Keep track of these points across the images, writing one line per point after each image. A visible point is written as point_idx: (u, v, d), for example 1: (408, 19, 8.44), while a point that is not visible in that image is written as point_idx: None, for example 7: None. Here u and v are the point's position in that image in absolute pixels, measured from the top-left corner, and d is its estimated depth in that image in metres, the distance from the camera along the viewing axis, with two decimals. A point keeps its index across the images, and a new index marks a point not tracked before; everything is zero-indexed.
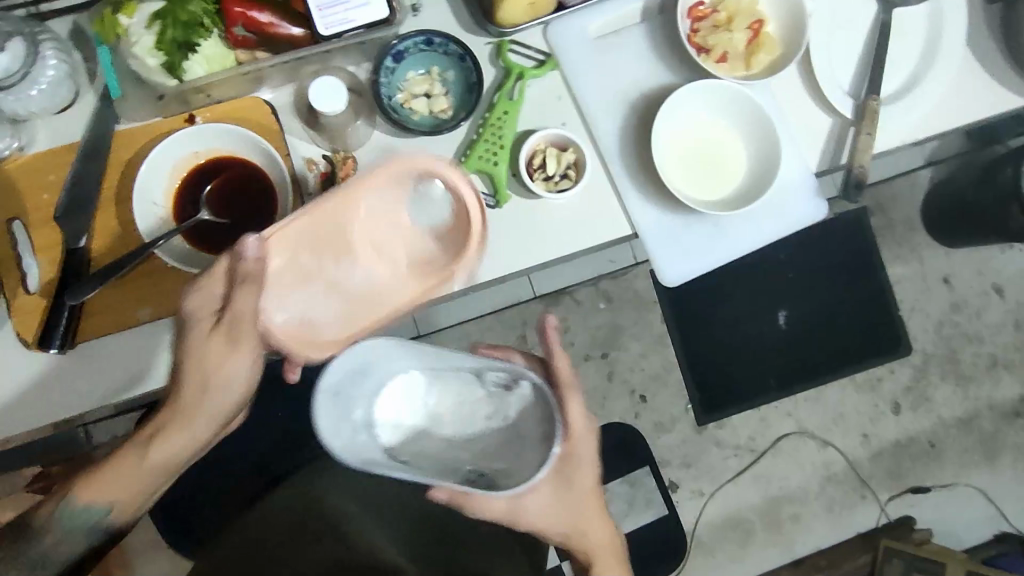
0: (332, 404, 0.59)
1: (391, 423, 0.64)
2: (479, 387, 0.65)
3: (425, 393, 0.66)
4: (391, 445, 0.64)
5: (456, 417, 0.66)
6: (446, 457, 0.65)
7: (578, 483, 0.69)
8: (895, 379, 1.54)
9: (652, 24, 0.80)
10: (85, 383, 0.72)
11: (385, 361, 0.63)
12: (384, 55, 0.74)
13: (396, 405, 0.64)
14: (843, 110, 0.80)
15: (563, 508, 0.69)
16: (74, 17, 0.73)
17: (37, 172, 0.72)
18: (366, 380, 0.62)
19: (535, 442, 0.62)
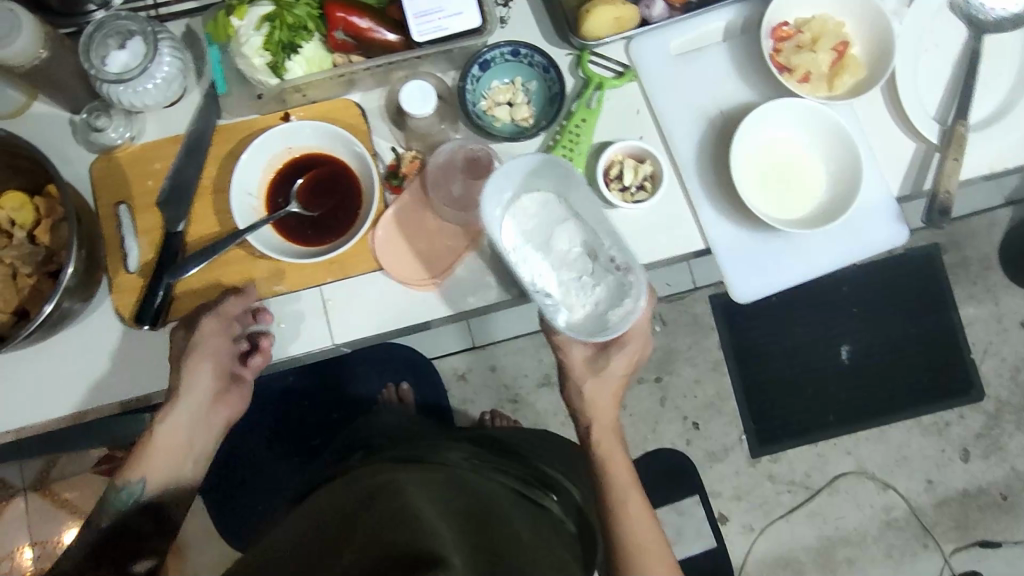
0: (504, 177, 0.67)
1: (520, 217, 0.70)
2: (599, 262, 0.70)
3: (552, 217, 0.70)
4: (505, 230, 0.69)
5: (562, 253, 0.70)
6: (541, 278, 0.70)
7: (613, 367, 0.77)
8: (965, 423, 1.47)
9: (733, 43, 0.81)
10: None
11: (545, 171, 0.69)
12: (471, 64, 0.77)
13: (526, 213, 0.70)
14: (929, 135, 0.79)
15: (592, 382, 0.77)
16: (188, 20, 0.79)
17: (145, 161, 0.77)
18: (528, 177, 0.69)
19: (598, 326, 0.69)
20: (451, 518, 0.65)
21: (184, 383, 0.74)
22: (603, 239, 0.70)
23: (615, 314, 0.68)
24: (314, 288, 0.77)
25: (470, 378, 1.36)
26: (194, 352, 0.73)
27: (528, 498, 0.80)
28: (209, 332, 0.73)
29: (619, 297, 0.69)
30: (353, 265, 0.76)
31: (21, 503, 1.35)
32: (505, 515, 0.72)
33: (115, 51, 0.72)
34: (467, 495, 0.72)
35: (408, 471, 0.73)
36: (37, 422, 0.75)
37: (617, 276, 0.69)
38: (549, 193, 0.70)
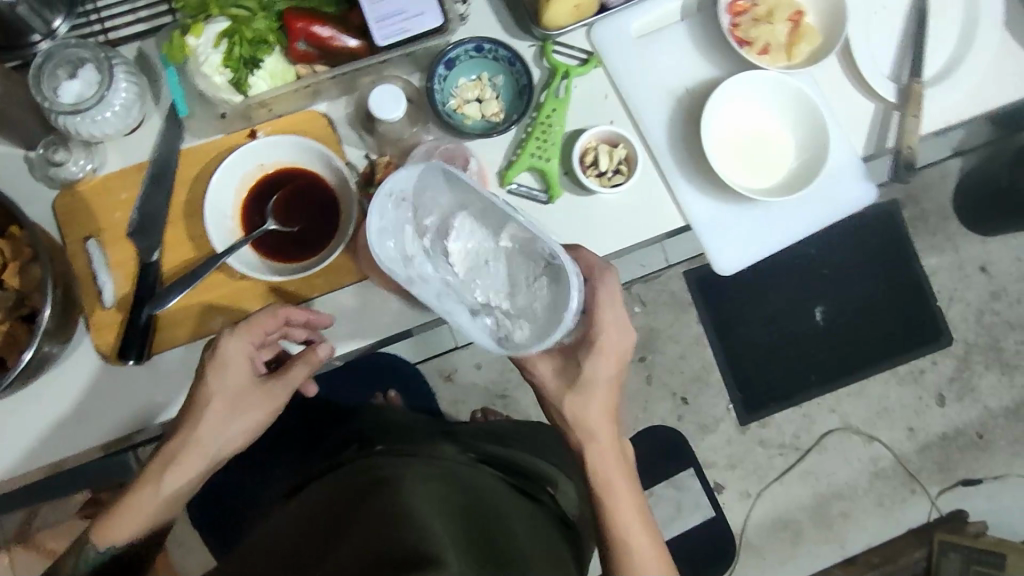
0: (394, 206, 0.66)
1: (436, 237, 0.67)
2: (531, 258, 0.66)
3: (467, 237, 0.67)
4: (422, 256, 0.67)
5: (487, 270, 0.67)
6: (478, 293, 0.67)
7: (593, 372, 0.71)
8: (938, 369, 1.52)
9: (692, 21, 0.82)
10: (164, 394, 0.74)
11: (434, 183, 0.66)
12: (436, 63, 0.76)
13: (437, 230, 0.67)
14: (887, 95, 0.82)
15: (570, 398, 0.72)
16: (140, 43, 0.76)
17: (109, 191, 0.75)
18: (421, 198, 0.67)
19: (547, 324, 0.64)
20: (450, 509, 0.65)
21: (215, 433, 0.68)
22: (521, 236, 0.66)
23: (557, 310, 0.64)
24: (301, 303, 0.76)
25: (457, 377, 1.36)
26: (256, 400, 0.69)
27: (524, 491, 0.81)
28: (280, 390, 0.70)
29: (560, 290, 0.64)
30: (337, 277, 0.76)
31: (7, 557, 1.31)
32: (503, 508, 0.72)
33: (66, 81, 0.69)
34: (466, 487, 0.72)
35: (403, 464, 0.72)
36: (26, 470, 0.73)
37: (550, 268, 0.65)
38: (453, 198, 0.67)
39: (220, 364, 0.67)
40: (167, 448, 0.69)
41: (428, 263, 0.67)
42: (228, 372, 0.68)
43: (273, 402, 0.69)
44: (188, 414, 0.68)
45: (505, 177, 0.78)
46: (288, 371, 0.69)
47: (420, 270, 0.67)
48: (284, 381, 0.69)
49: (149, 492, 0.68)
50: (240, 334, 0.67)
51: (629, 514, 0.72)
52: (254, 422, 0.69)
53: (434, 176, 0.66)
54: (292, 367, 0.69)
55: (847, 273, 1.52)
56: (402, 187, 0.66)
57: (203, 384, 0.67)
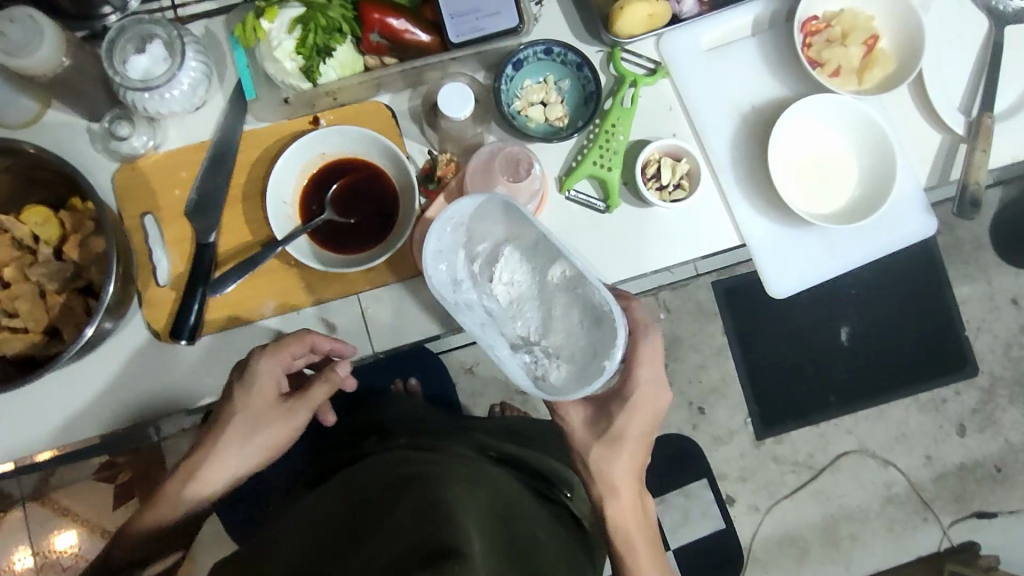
0: (450, 231, 0.67)
1: (487, 266, 0.68)
2: (583, 299, 0.66)
3: (522, 268, 0.67)
4: (470, 282, 0.68)
5: (532, 306, 0.67)
6: (520, 326, 0.67)
7: (628, 415, 0.73)
8: (961, 400, 1.51)
9: (763, 37, 0.81)
10: (208, 374, 0.74)
11: (496, 214, 0.67)
12: (505, 63, 0.75)
13: (490, 261, 0.68)
14: (956, 127, 0.80)
15: (599, 449, 0.74)
16: (207, 21, 0.75)
17: (170, 169, 0.75)
18: (478, 225, 0.67)
19: (586, 367, 0.65)
20: (481, 511, 0.63)
21: (227, 461, 0.69)
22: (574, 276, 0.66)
23: (596, 355, 0.65)
24: (351, 295, 0.76)
25: (478, 371, 1.36)
26: (271, 425, 0.69)
27: (543, 496, 0.80)
28: (297, 414, 0.70)
29: (608, 338, 0.65)
30: (391, 271, 0.75)
31: (20, 512, 1.32)
32: (526, 514, 0.70)
33: (134, 55, 0.69)
34: (494, 488, 0.70)
35: (433, 461, 0.71)
36: (66, 441, 0.73)
37: (601, 317, 0.65)
38: (509, 231, 0.68)
39: (244, 388, 0.67)
40: (188, 463, 0.69)
41: (477, 289, 0.68)
42: (254, 393, 0.68)
43: (293, 424, 0.70)
44: (200, 442, 0.69)
45: (565, 183, 0.77)
46: (305, 395, 0.69)
47: (468, 297, 0.68)
48: (305, 405, 0.69)
49: (170, 505, 0.69)
50: (265, 360, 0.67)
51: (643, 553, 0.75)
52: (274, 440, 0.70)
53: (494, 205, 0.66)
54: (313, 388, 0.69)
55: (879, 296, 1.51)
56: (458, 213, 0.66)
57: (229, 403, 0.68)
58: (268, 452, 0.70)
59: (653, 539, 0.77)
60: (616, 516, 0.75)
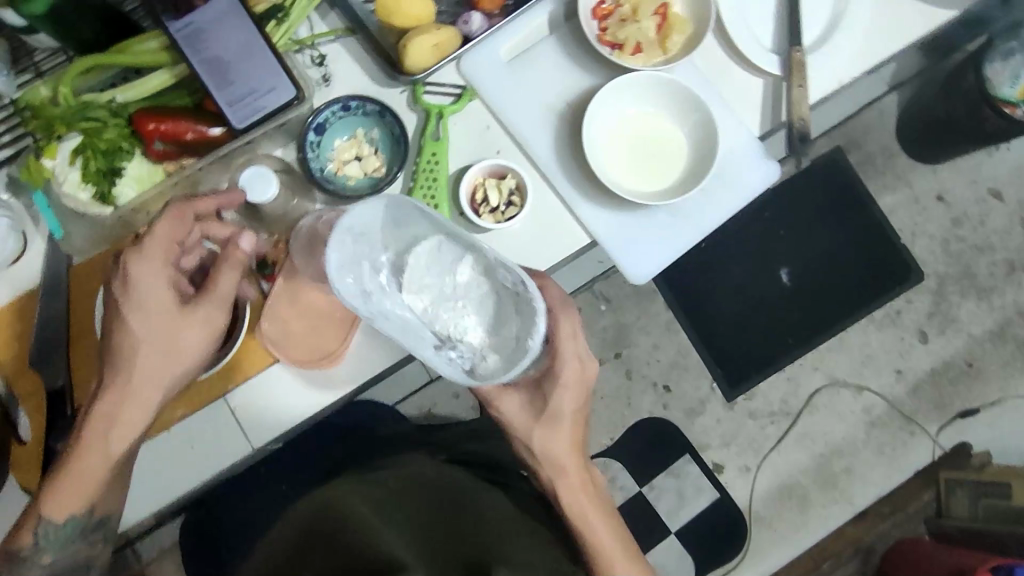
0: (351, 243, 0.66)
1: (400, 267, 0.66)
2: (499, 284, 0.66)
3: (437, 263, 0.66)
4: (385, 287, 0.66)
5: (454, 302, 0.65)
6: (444, 323, 0.65)
7: (558, 405, 0.71)
8: (914, 307, 1.50)
9: (560, 33, 0.81)
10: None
11: (401, 219, 0.68)
12: (305, 131, 0.75)
13: (404, 261, 0.66)
14: (771, 69, 0.80)
15: (539, 431, 0.72)
16: (8, 169, 0.74)
17: (6, 324, 0.74)
18: (381, 232, 0.68)
19: (514, 352, 0.65)
20: (411, 518, 0.67)
21: (142, 372, 0.66)
22: (489, 263, 0.66)
23: (519, 335, 0.65)
24: (218, 399, 0.75)
25: (437, 411, 1.33)
26: (175, 321, 0.66)
27: (495, 483, 0.82)
28: (210, 309, 0.67)
29: (527, 321, 0.64)
30: (249, 364, 0.75)
31: None
32: (472, 497, 0.73)
33: None
34: (427, 485, 0.74)
35: (363, 481, 0.74)
36: None
37: (518, 299, 0.65)
38: (414, 228, 0.68)
39: (134, 295, 0.65)
40: (106, 403, 0.66)
41: (392, 294, 0.66)
42: (147, 294, 0.65)
43: (203, 323, 0.67)
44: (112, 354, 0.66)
45: None
46: (211, 284, 0.67)
47: (381, 307, 0.66)
48: (212, 294, 0.67)
49: (96, 450, 0.66)
50: (147, 255, 0.65)
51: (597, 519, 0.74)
52: (192, 352, 0.67)
53: (389, 208, 0.68)
54: (218, 277, 0.67)
55: (809, 227, 1.50)
56: (357, 221, 0.67)
57: (122, 313, 0.66)
58: (191, 357, 0.67)
59: (610, 510, 0.76)
60: (571, 500, 0.74)
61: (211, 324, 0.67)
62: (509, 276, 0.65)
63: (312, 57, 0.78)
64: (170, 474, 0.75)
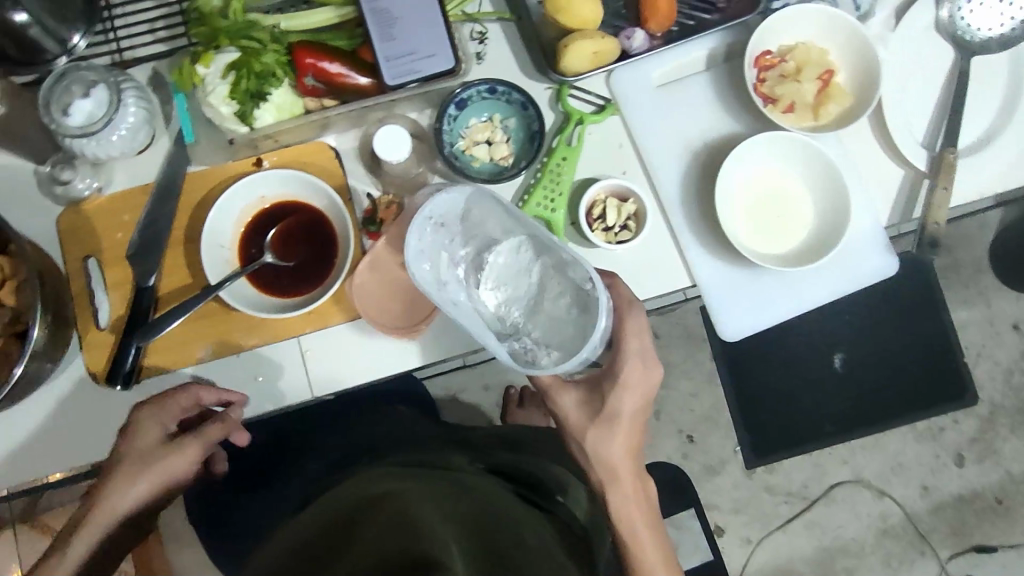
0: (434, 232, 0.66)
1: (474, 261, 0.66)
2: (568, 282, 0.64)
3: (511, 260, 0.65)
4: (459, 278, 0.66)
5: (522, 300, 0.65)
6: (510, 321, 0.65)
7: (617, 406, 0.69)
8: (958, 429, 1.44)
9: (717, 72, 0.80)
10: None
11: (483, 213, 0.67)
12: (448, 103, 0.75)
13: (476, 254, 0.66)
14: (918, 163, 0.77)
15: (595, 431, 0.70)
16: (155, 64, 0.76)
17: (114, 211, 0.75)
18: (462, 227, 0.67)
19: (577, 343, 0.62)
20: (454, 516, 0.61)
21: (111, 504, 0.63)
22: (561, 260, 0.64)
23: (585, 329, 0.62)
24: (291, 337, 0.75)
25: (460, 399, 1.31)
26: (150, 465, 0.64)
27: (534, 504, 0.73)
28: (186, 462, 0.65)
29: (591, 316, 0.63)
30: (331, 313, 0.75)
31: (11, 533, 1.19)
32: (513, 517, 0.65)
33: (78, 99, 0.69)
34: (468, 489, 0.68)
35: (403, 477, 0.67)
36: (5, 485, 0.72)
37: (582, 294, 0.63)
38: (488, 217, 0.66)
39: (134, 433, 0.65)
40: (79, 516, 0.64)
41: (464, 287, 0.66)
42: (138, 436, 0.65)
43: (181, 468, 0.65)
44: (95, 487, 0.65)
45: None
46: (194, 436, 0.66)
47: (453, 296, 0.65)
48: (195, 444, 0.66)
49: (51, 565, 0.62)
50: (150, 407, 0.66)
51: (638, 520, 0.72)
52: (159, 490, 0.65)
53: (473, 203, 0.66)
54: (201, 435, 0.66)
55: (883, 321, 1.35)
56: (442, 211, 0.66)
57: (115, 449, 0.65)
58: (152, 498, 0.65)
59: (656, 520, 0.73)
60: (618, 501, 0.71)
61: (180, 471, 0.65)
62: (578, 273, 0.64)
63: (474, 32, 0.78)
64: None
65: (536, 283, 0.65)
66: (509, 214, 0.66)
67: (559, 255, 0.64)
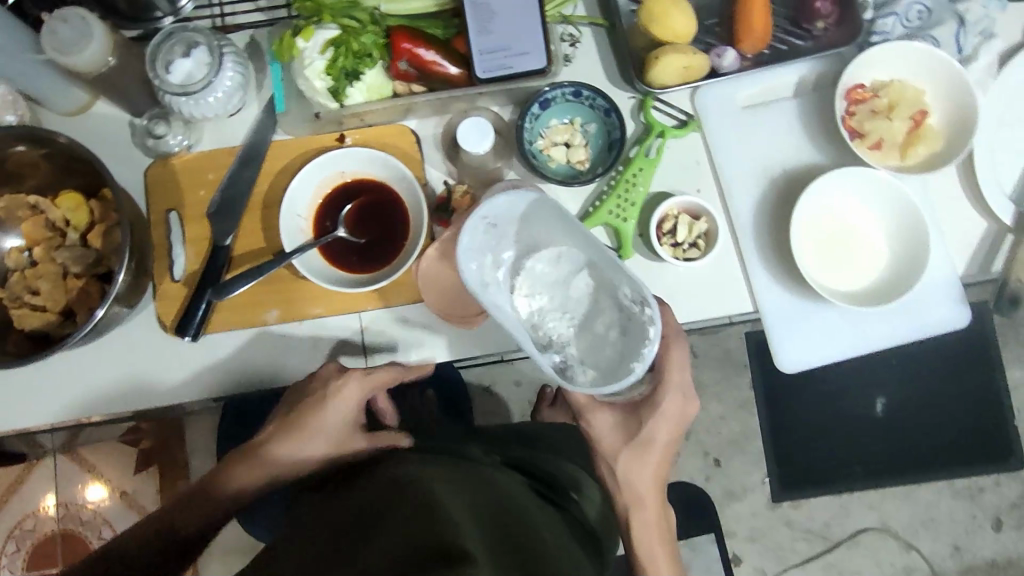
0: (486, 230, 0.65)
1: (520, 267, 0.66)
2: (615, 301, 0.65)
3: (557, 272, 0.66)
4: (502, 281, 0.66)
5: (564, 313, 0.66)
6: (549, 331, 0.66)
7: (652, 434, 0.70)
8: (998, 492, 1.38)
9: (805, 100, 0.79)
10: (194, 373, 0.76)
11: (537, 219, 0.67)
12: (533, 101, 0.75)
13: (522, 261, 0.66)
14: (1003, 217, 0.75)
15: (628, 453, 0.70)
16: (253, 33, 0.79)
17: (199, 169, 0.77)
18: (513, 228, 0.66)
19: (618, 366, 0.64)
20: (474, 503, 0.57)
21: (297, 460, 0.68)
22: (611, 280, 0.65)
23: (628, 352, 0.64)
24: (351, 312, 0.77)
25: (494, 391, 1.31)
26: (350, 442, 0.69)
27: (548, 499, 0.71)
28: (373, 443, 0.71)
29: (635, 339, 0.64)
30: (394, 295, 0.76)
31: (49, 464, 1.24)
32: (527, 516, 0.62)
33: (179, 58, 0.72)
34: (486, 486, 0.63)
35: (425, 459, 0.63)
36: (65, 418, 0.75)
37: (629, 320, 0.64)
38: (544, 224, 0.67)
39: (341, 405, 0.68)
40: (261, 462, 0.68)
41: (505, 291, 0.66)
42: (341, 409, 0.68)
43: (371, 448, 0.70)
44: (280, 434, 0.68)
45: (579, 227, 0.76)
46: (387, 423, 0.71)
47: (496, 300, 0.65)
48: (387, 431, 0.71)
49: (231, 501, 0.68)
50: (358, 383, 0.69)
51: (655, 547, 0.72)
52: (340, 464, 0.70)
53: (530, 205, 0.65)
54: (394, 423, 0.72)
55: (933, 371, 1.33)
56: (498, 210, 0.65)
57: (313, 413, 0.68)
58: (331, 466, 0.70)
59: (672, 545, 0.74)
60: (640, 524, 0.72)
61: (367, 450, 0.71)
62: (627, 296, 0.65)
63: (567, 33, 0.78)
64: (263, 361, 0.77)
65: (581, 299, 0.66)
66: (564, 223, 0.66)
67: (608, 273, 0.65)
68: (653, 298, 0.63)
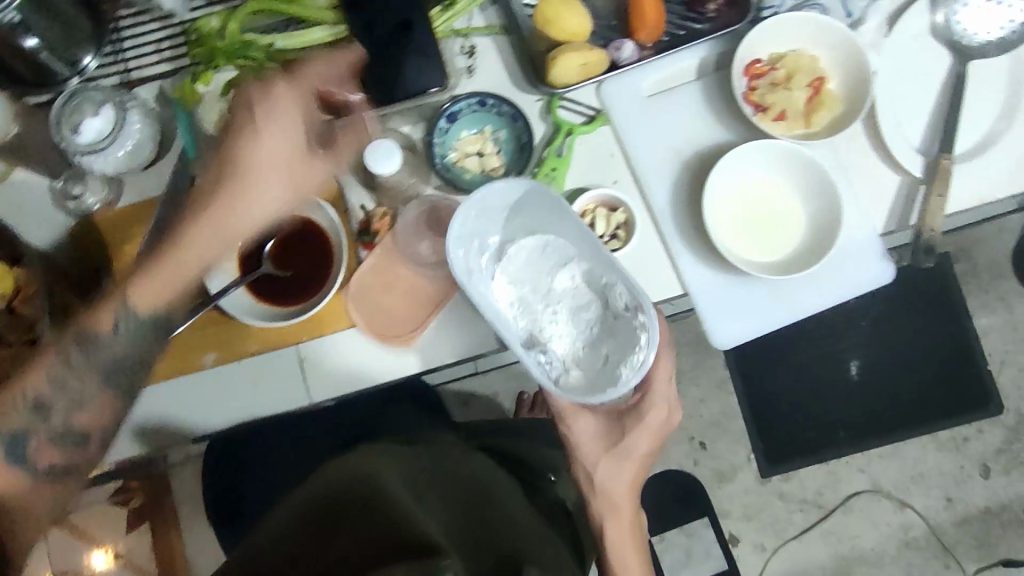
0: (475, 216, 0.69)
1: (507, 257, 0.70)
2: (606, 305, 0.69)
3: (546, 266, 0.70)
4: (489, 269, 0.70)
5: (554, 308, 0.69)
6: (538, 325, 0.69)
7: (633, 444, 0.71)
8: (982, 439, 1.34)
9: (707, 81, 0.80)
10: (144, 422, 0.77)
11: (530, 206, 0.70)
12: (437, 117, 0.77)
13: (513, 256, 0.70)
14: (913, 169, 0.77)
15: (606, 462, 0.71)
16: (160, 83, 0.79)
17: (123, 224, 0.78)
18: (503, 217, 0.70)
19: (608, 370, 0.68)
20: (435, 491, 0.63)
21: (251, 201, 0.62)
22: (605, 283, 0.69)
23: (617, 356, 0.68)
24: (290, 345, 0.78)
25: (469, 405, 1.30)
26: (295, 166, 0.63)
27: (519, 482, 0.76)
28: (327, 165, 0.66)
29: (625, 344, 0.68)
30: (328, 321, 0.77)
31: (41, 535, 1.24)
32: (492, 494, 0.67)
33: (88, 118, 0.72)
34: (451, 474, 0.67)
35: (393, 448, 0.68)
36: None
37: (619, 321, 0.68)
38: (537, 220, 0.71)
39: (287, 106, 0.61)
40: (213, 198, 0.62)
41: (489, 278, 0.69)
42: (282, 113, 0.61)
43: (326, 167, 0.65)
44: (227, 152, 0.61)
45: None
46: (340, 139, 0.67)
47: (483, 291, 0.68)
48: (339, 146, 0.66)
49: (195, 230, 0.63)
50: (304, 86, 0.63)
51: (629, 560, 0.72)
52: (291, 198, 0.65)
53: (522, 195, 0.69)
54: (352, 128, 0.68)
55: (898, 327, 1.34)
56: (487, 197, 0.68)
57: (253, 145, 0.61)
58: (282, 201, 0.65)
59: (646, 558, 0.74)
60: (614, 537, 0.71)
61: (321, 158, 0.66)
62: (621, 301, 0.68)
63: (463, 46, 0.80)
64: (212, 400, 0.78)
65: (574, 296, 0.69)
66: (552, 214, 0.70)
67: (603, 275, 0.69)
68: (646, 304, 0.67)
